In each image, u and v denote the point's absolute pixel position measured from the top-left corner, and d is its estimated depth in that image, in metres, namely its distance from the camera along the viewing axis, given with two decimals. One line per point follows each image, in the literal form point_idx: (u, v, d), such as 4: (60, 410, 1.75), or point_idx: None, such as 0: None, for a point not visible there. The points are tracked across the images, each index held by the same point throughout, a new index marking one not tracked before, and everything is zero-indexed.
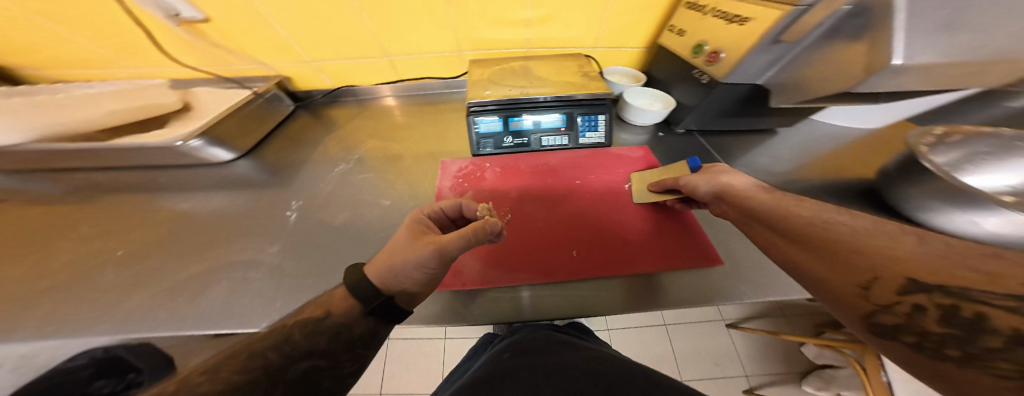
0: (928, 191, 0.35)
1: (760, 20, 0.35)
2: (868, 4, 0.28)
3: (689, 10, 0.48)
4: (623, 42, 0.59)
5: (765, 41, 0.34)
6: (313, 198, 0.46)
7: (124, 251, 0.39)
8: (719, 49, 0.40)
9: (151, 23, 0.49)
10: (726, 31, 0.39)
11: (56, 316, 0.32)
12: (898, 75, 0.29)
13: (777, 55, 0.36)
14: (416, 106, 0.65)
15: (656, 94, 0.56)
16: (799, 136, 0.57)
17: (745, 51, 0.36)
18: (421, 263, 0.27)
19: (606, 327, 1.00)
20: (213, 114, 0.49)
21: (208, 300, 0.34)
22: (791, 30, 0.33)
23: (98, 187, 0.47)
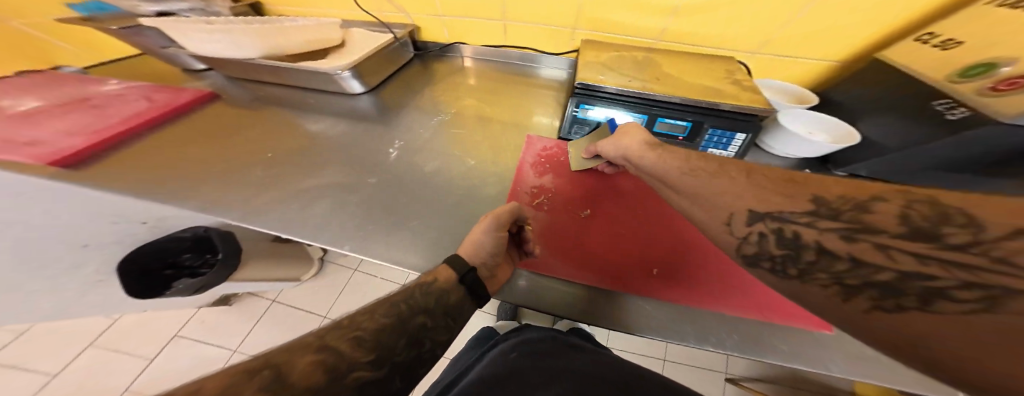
0: None
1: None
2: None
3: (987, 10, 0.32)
4: (795, 50, 0.48)
5: None
6: (411, 141, 0.50)
7: (271, 155, 0.48)
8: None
9: None
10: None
11: (219, 195, 0.40)
12: None
13: None
14: (511, 75, 0.66)
15: (823, 121, 0.44)
16: None
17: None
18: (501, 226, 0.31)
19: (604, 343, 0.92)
20: (358, 53, 0.57)
21: (313, 212, 0.39)
22: None
23: (267, 99, 0.60)
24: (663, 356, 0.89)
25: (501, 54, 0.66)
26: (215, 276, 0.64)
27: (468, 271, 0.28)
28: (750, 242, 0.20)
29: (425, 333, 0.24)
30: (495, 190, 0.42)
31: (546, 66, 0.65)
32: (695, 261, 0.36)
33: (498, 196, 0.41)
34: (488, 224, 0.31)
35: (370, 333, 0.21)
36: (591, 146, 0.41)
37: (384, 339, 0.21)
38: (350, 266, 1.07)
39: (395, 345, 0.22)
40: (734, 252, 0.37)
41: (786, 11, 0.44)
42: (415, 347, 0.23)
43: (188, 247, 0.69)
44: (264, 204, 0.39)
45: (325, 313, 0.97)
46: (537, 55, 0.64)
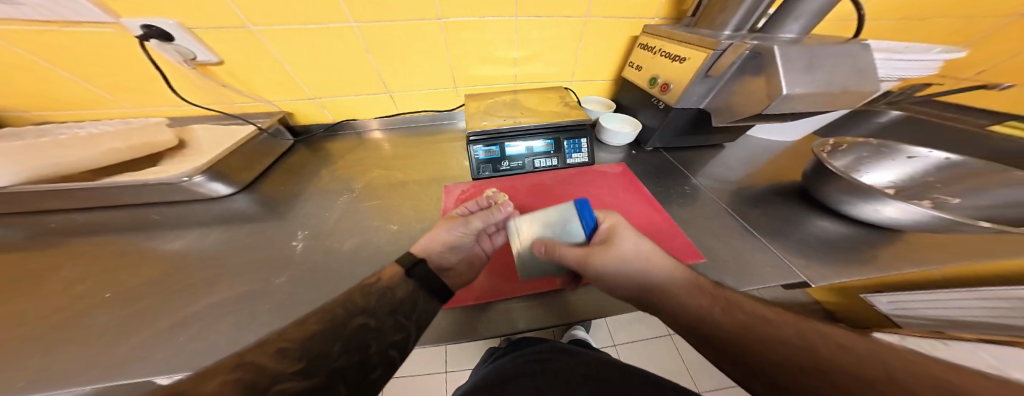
0: (836, 189, 0.49)
1: (695, 60, 0.46)
2: (758, 50, 0.38)
3: (643, 50, 0.60)
4: (595, 77, 0.72)
5: (698, 75, 0.45)
6: (319, 226, 0.47)
7: (113, 294, 0.35)
8: (670, 81, 0.51)
9: (168, 69, 0.52)
10: (671, 67, 0.51)
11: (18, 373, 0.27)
12: (789, 101, 0.36)
13: (710, 85, 0.48)
14: (410, 137, 0.70)
15: (626, 119, 0.67)
16: (743, 150, 0.70)
17: (689, 81, 0.47)
18: (453, 227, 0.42)
19: (612, 342, 1.05)
20: (216, 149, 0.50)
21: (208, 338, 0.31)
22: (714, 67, 0.44)
23: (69, 232, 0.43)
24: (669, 333, 1.07)
25: (405, 120, 0.71)
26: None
27: (414, 265, 0.36)
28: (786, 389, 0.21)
29: (368, 332, 0.28)
30: None
31: (463, 121, 0.74)
32: None
33: None
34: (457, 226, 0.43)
35: (301, 344, 0.23)
36: (551, 248, 0.35)
37: (318, 339, 0.24)
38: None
39: (331, 351, 0.24)
40: None
41: (572, 55, 0.66)
42: (359, 342, 0.26)
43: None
44: (124, 353, 0.29)
45: None
46: (450, 112, 0.72)
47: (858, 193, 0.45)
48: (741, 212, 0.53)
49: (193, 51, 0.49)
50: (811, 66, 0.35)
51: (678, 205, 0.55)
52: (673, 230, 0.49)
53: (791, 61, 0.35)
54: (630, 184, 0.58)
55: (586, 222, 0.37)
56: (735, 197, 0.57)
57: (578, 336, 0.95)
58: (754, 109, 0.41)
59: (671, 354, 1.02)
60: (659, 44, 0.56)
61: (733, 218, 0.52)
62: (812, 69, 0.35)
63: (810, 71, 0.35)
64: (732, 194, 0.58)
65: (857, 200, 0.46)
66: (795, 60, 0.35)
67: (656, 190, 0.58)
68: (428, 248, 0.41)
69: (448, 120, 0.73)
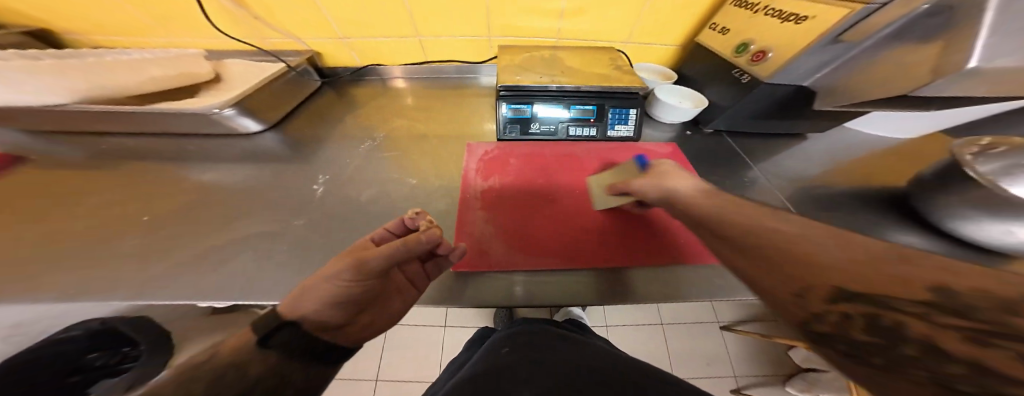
0: (962, 200, 0.37)
1: (821, 20, 0.36)
2: (948, 5, 0.29)
3: (738, 10, 0.49)
4: (656, 38, 0.60)
5: (822, 40, 0.35)
6: (339, 173, 0.46)
7: (150, 217, 0.38)
8: (768, 48, 0.41)
9: None
10: (780, 30, 0.40)
11: (78, 281, 0.31)
12: (966, 79, 0.31)
13: (834, 55, 0.37)
14: (433, 89, 0.65)
15: (688, 94, 0.56)
16: (827, 142, 0.57)
17: (805, 47, 0.37)
18: (334, 276, 0.23)
19: (604, 324, 1.01)
20: (244, 85, 0.50)
21: (230, 271, 0.33)
22: (856, 28, 0.34)
23: (121, 153, 0.47)
24: (661, 322, 1.01)
25: (431, 70, 0.65)
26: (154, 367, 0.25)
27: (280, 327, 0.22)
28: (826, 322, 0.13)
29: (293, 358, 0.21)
30: (444, 203, 0.42)
31: (488, 75, 0.67)
32: (637, 223, 0.40)
33: (449, 209, 0.41)
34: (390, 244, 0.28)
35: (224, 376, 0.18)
36: (619, 183, 0.39)
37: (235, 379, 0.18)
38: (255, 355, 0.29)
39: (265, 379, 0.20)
40: (665, 208, 0.43)
41: (635, 6, 0.54)
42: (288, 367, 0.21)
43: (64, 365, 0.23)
44: (151, 277, 0.31)
45: None
46: (477, 64, 0.65)
47: (991, 207, 0.34)
48: (813, 214, 0.44)
49: None
50: (1017, 31, 0.29)
51: (734, 198, 0.46)
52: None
53: (1006, 23, 0.28)
54: (677, 167, 0.50)
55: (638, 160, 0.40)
56: (807, 195, 0.47)
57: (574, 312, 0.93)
58: (899, 87, 0.34)
59: (657, 338, 0.98)
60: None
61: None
62: (1012, 36, 0.29)
63: (1008, 39, 0.29)
64: (802, 192, 0.48)
65: (984, 215, 0.36)
66: (1005, 22, 0.28)
67: (707, 177, 0.49)
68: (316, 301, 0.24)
69: (471, 74, 0.67)
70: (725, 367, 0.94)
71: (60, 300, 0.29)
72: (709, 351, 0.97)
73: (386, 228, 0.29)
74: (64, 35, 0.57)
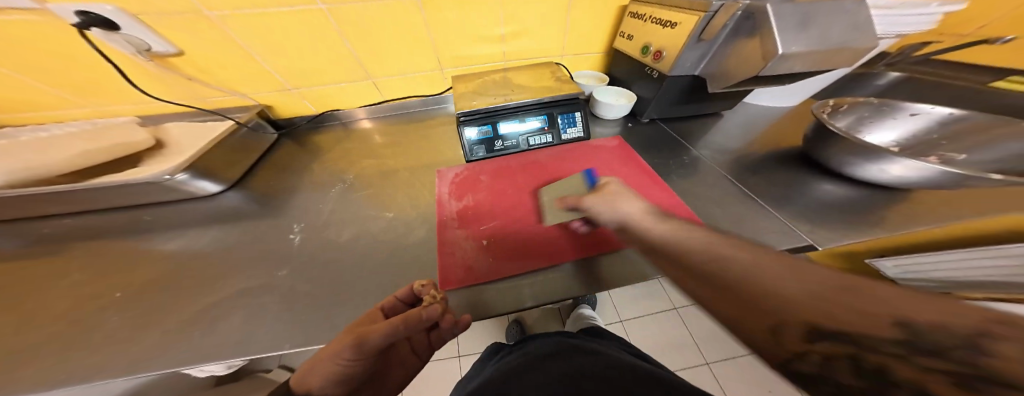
0: (844, 151, 0.48)
1: (685, 23, 0.44)
2: (752, 9, 0.37)
3: (632, 19, 0.57)
4: (585, 49, 0.68)
5: (690, 41, 0.43)
6: (315, 218, 0.47)
7: (122, 292, 0.36)
8: (661, 48, 0.49)
9: (123, 60, 0.48)
10: (663, 34, 0.49)
11: (55, 367, 0.29)
12: (786, 61, 0.36)
13: (704, 50, 0.45)
14: (401, 124, 0.68)
15: (620, 92, 0.65)
16: (742, 118, 0.69)
17: (681, 47, 0.45)
18: (338, 355, 0.26)
19: (619, 319, 1.10)
20: (194, 147, 0.48)
21: (221, 332, 0.32)
22: (707, 31, 0.42)
23: (64, 237, 0.43)
24: (673, 307, 1.11)
25: (395, 107, 0.68)
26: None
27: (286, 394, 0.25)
28: (811, 362, 0.15)
29: None
30: (423, 230, 0.45)
31: (454, 104, 0.71)
32: None
33: (428, 235, 0.44)
34: (399, 296, 0.32)
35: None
36: None
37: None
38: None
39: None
40: None
41: (557, 27, 0.62)
42: None
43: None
44: (143, 349, 0.30)
45: None
46: (439, 95, 0.68)
47: (863, 153, 0.45)
48: (740, 180, 0.53)
49: (147, 41, 0.45)
50: (805, 24, 0.35)
51: (681, 176, 0.54)
52: (671, 201, 0.48)
53: (783, 20, 0.35)
54: (625, 156, 0.58)
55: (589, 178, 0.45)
56: (736, 166, 0.57)
57: (585, 314, 0.99)
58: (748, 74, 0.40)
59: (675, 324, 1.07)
60: (648, 10, 0.52)
61: (734, 185, 0.52)
62: (805, 27, 0.35)
63: (803, 29, 0.35)
64: (730, 164, 0.57)
65: (863, 161, 0.46)
66: (788, 18, 0.35)
67: (653, 162, 0.57)
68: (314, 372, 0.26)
69: (437, 105, 0.70)
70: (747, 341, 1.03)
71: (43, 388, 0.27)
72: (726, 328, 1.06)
73: (397, 296, 0.32)
74: None
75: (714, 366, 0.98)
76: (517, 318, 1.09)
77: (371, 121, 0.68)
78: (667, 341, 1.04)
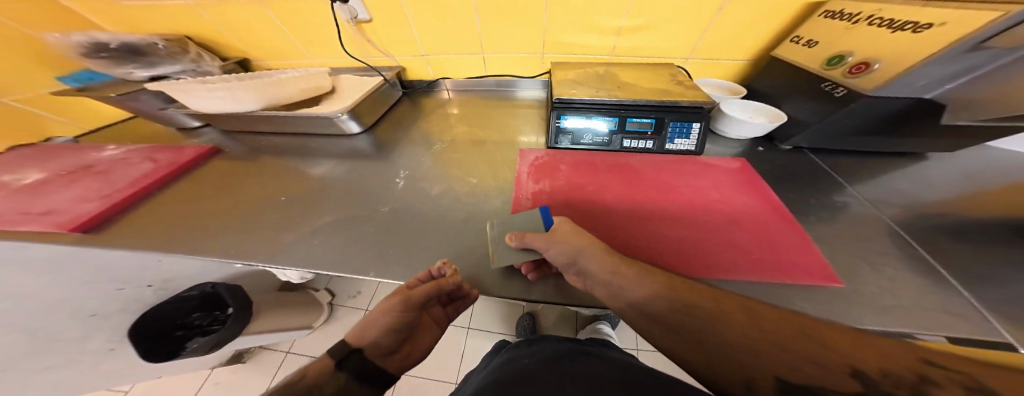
0: None
1: (954, 27, 0.31)
2: None
3: (827, 20, 0.46)
4: (721, 53, 0.59)
5: (948, 53, 0.30)
6: (415, 170, 0.54)
7: (284, 198, 0.50)
8: (869, 60, 0.37)
9: (345, 28, 0.66)
10: (893, 39, 0.36)
11: (236, 243, 0.41)
12: None
13: (970, 65, 0.31)
14: (472, 98, 0.74)
15: (760, 107, 0.52)
16: (958, 166, 0.47)
17: (924, 58, 0.32)
18: (393, 310, 0.35)
19: (635, 347, 0.94)
20: (351, 97, 0.62)
21: (330, 245, 0.40)
22: (1006, 37, 0.28)
23: (266, 149, 0.62)
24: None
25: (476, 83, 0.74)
26: (227, 332, 0.70)
27: (348, 356, 0.33)
28: None
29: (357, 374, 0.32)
30: (500, 202, 0.46)
31: (525, 88, 0.73)
32: (695, 235, 0.38)
33: (504, 207, 0.45)
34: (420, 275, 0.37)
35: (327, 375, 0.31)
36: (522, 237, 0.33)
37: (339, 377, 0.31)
38: (360, 307, 1.10)
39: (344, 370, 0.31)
40: (726, 220, 0.40)
41: (700, 23, 0.54)
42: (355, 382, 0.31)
43: (198, 306, 0.68)
44: (282, 245, 0.41)
45: (286, 348, 1.03)
46: (518, 79, 0.71)
47: None
48: (941, 245, 0.35)
49: (358, 9, 0.60)
50: None
51: (841, 220, 0.40)
52: (798, 241, 0.37)
53: None
54: (744, 183, 0.46)
55: (546, 219, 0.36)
56: (939, 223, 0.38)
57: (602, 330, 0.89)
58: None
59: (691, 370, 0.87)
60: (869, 10, 0.41)
61: (907, 246, 0.35)
62: None
63: None
64: (923, 218, 0.39)
65: None
66: None
67: (787, 198, 0.44)
68: (367, 331, 0.35)
69: (508, 87, 0.74)
70: None
71: (227, 255, 0.39)
72: None
73: (421, 276, 0.36)
74: (255, 62, 0.79)
75: None
76: (532, 312, 1.04)
77: (450, 93, 0.76)
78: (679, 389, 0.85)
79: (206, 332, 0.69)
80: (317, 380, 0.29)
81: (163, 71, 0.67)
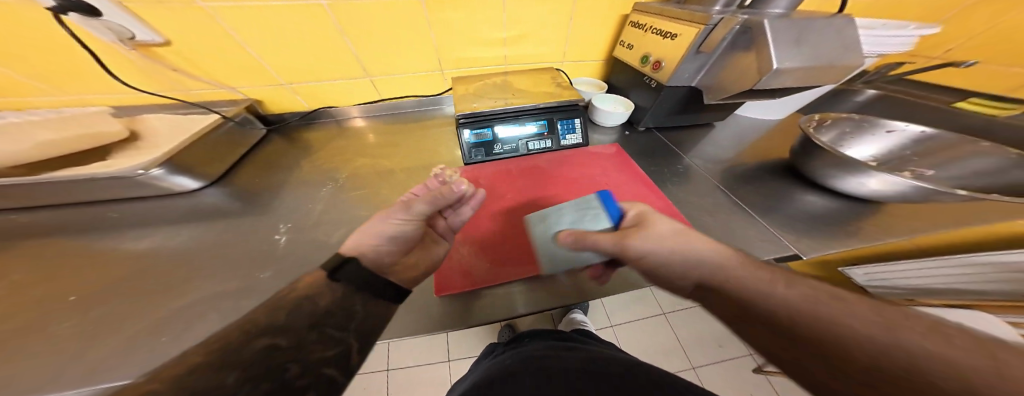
0: (824, 164, 0.49)
1: (685, 36, 0.45)
2: (749, 25, 0.39)
3: (634, 28, 0.59)
4: (585, 57, 0.70)
5: (690, 52, 0.45)
6: (303, 218, 0.44)
7: (77, 297, 0.32)
8: (660, 59, 0.51)
9: (98, 45, 0.45)
10: (664, 45, 0.50)
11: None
12: (778, 76, 0.37)
13: (702, 62, 0.47)
14: (384, 124, 0.66)
15: (619, 100, 0.66)
16: (732, 129, 0.71)
17: (680, 59, 0.46)
18: (391, 216, 0.34)
19: (609, 324, 1.08)
20: (169, 144, 0.45)
21: (179, 338, 0.29)
22: (706, 43, 0.43)
23: (8, 232, 0.39)
24: (662, 311, 1.11)
25: (391, 106, 0.67)
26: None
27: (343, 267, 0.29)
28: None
29: (274, 354, 0.19)
30: None
31: (451, 106, 0.71)
32: None
33: None
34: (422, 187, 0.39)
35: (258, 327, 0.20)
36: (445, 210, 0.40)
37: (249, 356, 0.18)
38: None
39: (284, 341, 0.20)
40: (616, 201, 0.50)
41: (560, 33, 0.63)
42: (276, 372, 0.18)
43: None
44: (94, 359, 0.26)
45: None
46: (438, 96, 0.68)
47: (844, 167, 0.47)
48: (730, 189, 0.54)
49: (130, 28, 0.43)
50: (798, 41, 0.36)
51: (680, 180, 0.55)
52: (667, 208, 0.49)
53: (777, 36, 0.36)
54: (625, 165, 0.58)
55: (610, 212, 0.33)
56: (728, 174, 0.58)
57: (577, 319, 0.98)
58: (743, 86, 0.42)
59: (662, 330, 1.06)
60: (650, 22, 0.54)
61: (726, 195, 0.52)
62: (801, 44, 0.36)
63: (799, 45, 0.36)
64: (722, 172, 0.58)
65: (846, 175, 0.47)
66: (784, 35, 0.36)
67: (648, 170, 0.58)
68: (361, 243, 0.32)
69: (433, 105, 0.70)
70: (737, 348, 1.05)
71: None
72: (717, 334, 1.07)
73: (416, 191, 0.39)
74: None
75: (699, 371, 0.98)
76: (510, 323, 1.05)
77: (363, 119, 0.67)
78: (659, 348, 1.02)
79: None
80: (311, 290, 0.26)
81: None
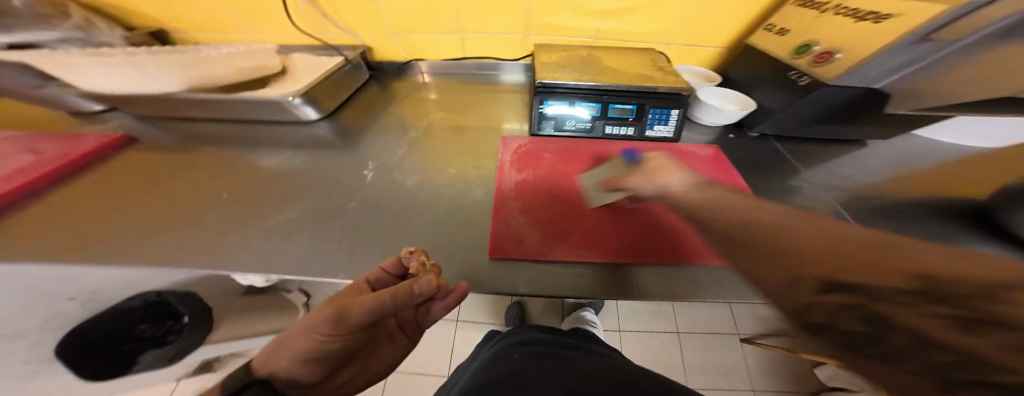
0: None
1: (911, 16, 0.34)
2: None
3: (800, 8, 0.48)
4: (699, 40, 0.59)
5: (905, 41, 0.33)
6: (387, 161, 0.49)
7: (230, 194, 0.43)
8: (835, 49, 0.39)
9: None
10: (856, 28, 0.38)
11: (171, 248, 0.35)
12: None
13: (917, 56, 0.35)
14: (448, 84, 0.68)
15: (732, 95, 0.54)
16: (892, 151, 0.53)
17: (888, 45, 0.34)
18: (313, 328, 0.23)
19: (618, 328, 0.98)
20: (305, 79, 0.55)
21: (294, 245, 0.36)
22: (949, 27, 0.31)
23: (199, 139, 0.53)
24: (676, 330, 0.97)
25: (458, 65, 0.68)
26: (186, 342, 0.45)
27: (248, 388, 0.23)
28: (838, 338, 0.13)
29: None
30: (483, 193, 0.43)
31: (509, 72, 0.69)
32: (673, 221, 0.39)
33: (487, 199, 0.42)
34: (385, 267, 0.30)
35: None
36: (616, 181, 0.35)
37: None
38: None
39: None
40: None
41: (678, 7, 0.54)
42: None
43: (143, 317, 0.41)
44: (236, 242, 0.36)
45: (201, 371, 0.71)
46: (500, 61, 0.67)
47: None
48: (877, 225, 0.40)
49: None
50: None
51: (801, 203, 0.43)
52: None
53: None
54: (718, 172, 0.48)
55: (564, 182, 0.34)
56: (875, 206, 0.43)
57: (587, 317, 0.91)
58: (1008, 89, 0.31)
59: (670, 347, 0.94)
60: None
61: None
62: None
63: None
64: (867, 201, 0.44)
65: None
66: None
67: (753, 182, 0.47)
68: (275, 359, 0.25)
69: (489, 70, 0.69)
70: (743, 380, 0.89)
71: (161, 262, 0.33)
72: (726, 363, 0.92)
73: (385, 268, 0.30)
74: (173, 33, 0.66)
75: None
76: (520, 301, 1.04)
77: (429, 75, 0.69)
78: (658, 363, 0.91)
79: (161, 344, 0.44)
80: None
81: (32, 38, 0.52)
